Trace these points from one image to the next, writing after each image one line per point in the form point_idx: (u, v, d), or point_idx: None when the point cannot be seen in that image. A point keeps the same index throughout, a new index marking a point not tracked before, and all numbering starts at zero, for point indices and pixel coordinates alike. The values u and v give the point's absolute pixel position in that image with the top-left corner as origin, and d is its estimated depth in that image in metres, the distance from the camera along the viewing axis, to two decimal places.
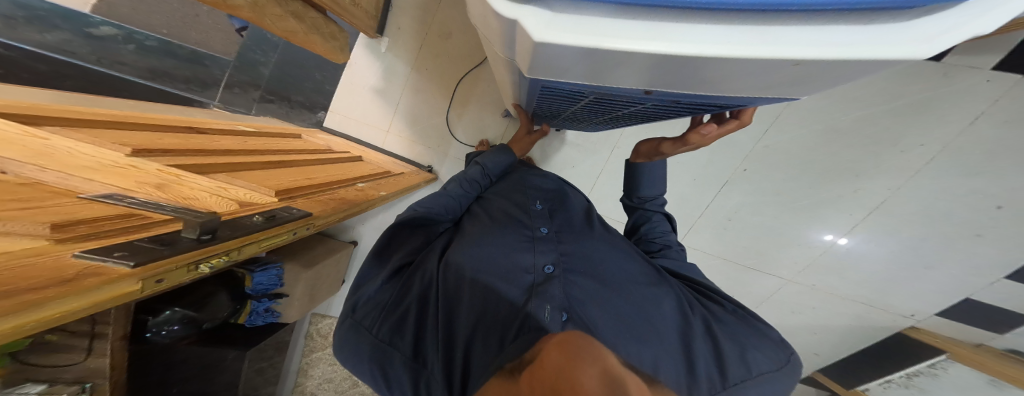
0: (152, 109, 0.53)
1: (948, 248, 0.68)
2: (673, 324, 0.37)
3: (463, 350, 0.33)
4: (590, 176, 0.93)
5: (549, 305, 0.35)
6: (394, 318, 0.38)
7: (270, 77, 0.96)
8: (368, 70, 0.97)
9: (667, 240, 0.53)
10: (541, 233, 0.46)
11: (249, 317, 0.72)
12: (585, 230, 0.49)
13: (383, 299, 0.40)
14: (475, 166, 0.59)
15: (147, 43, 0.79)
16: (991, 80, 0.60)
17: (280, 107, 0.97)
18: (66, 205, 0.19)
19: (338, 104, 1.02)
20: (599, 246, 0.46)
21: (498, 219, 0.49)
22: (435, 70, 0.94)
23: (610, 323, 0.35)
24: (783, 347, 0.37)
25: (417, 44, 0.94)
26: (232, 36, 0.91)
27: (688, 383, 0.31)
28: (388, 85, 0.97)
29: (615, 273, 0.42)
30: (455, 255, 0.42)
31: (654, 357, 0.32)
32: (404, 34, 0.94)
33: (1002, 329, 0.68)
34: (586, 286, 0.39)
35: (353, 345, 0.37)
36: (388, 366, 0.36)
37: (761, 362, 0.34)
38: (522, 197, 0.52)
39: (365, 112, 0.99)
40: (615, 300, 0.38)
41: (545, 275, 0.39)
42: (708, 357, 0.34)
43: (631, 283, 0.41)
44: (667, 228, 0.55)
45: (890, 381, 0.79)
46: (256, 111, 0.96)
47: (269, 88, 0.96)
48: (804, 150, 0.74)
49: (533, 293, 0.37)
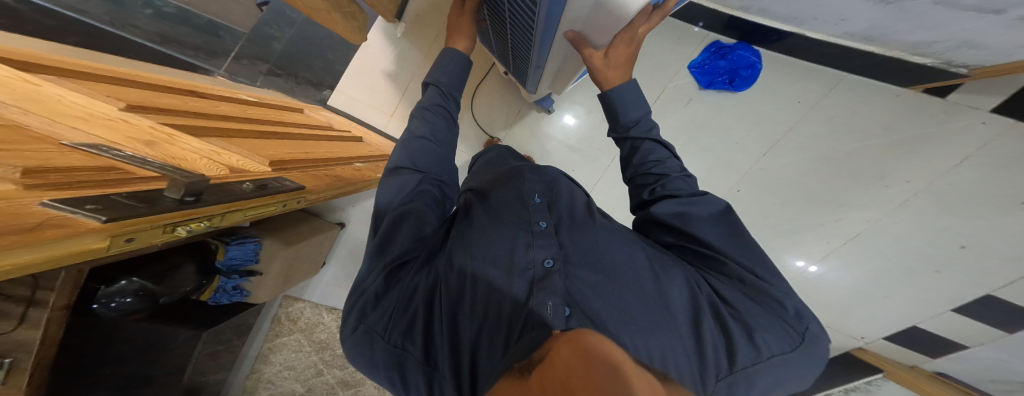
0: (157, 70, 0.53)
1: (908, 280, 0.71)
2: (688, 309, 0.32)
3: (472, 352, 0.31)
4: (589, 181, 0.93)
5: (552, 300, 0.30)
6: (400, 323, 0.34)
7: (281, 53, 0.95)
8: (380, 53, 0.96)
9: (666, 168, 0.41)
10: (539, 227, 0.38)
11: (214, 294, 0.68)
12: (588, 219, 0.40)
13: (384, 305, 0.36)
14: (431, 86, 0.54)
15: (166, 10, 0.79)
16: (986, 122, 0.57)
17: (285, 82, 0.96)
18: (43, 150, 0.17)
19: (346, 84, 0.99)
20: (601, 229, 0.38)
21: (494, 213, 0.42)
22: None
23: (616, 311, 0.31)
24: (799, 315, 0.31)
25: (432, 33, 0.93)
26: (252, 11, 0.92)
27: (704, 371, 0.28)
28: (398, 70, 0.96)
29: (623, 259, 0.35)
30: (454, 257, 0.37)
31: (663, 347, 0.28)
32: (420, 22, 0.93)
33: (936, 354, 0.74)
34: (590, 277, 0.33)
35: (361, 355, 0.34)
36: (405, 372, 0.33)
37: (772, 340, 0.28)
38: (514, 177, 0.46)
39: (372, 95, 0.98)
40: (621, 288, 0.33)
41: (545, 270, 0.34)
42: (718, 340, 0.29)
43: (635, 264, 0.34)
44: (666, 153, 0.43)
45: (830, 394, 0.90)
46: (261, 83, 0.94)
47: (278, 63, 0.94)
48: (795, 177, 0.75)
49: (534, 289, 0.33)
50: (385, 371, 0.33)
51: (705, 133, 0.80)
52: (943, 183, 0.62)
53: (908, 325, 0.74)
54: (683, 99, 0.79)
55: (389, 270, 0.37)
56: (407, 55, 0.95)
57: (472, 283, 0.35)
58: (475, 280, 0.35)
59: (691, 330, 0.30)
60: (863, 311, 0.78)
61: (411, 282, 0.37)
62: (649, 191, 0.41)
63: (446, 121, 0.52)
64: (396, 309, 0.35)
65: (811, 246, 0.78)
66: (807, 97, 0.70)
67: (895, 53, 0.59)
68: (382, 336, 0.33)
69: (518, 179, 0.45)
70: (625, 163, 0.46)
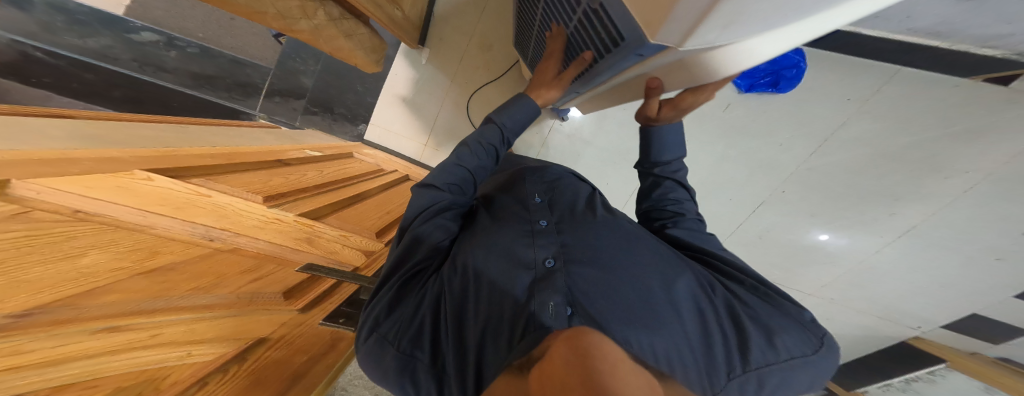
0: (235, 135, 0.60)
1: (963, 268, 0.70)
2: (696, 308, 0.31)
3: (475, 354, 0.30)
4: (623, 193, 0.98)
5: (552, 299, 0.29)
6: (407, 331, 0.34)
7: (314, 89, 1.02)
8: (405, 80, 1.01)
9: (681, 208, 0.46)
10: (541, 227, 0.40)
11: None
12: (587, 217, 0.42)
13: (400, 314, 0.36)
14: (493, 126, 0.51)
15: (188, 49, 0.89)
16: None
17: (322, 119, 1.04)
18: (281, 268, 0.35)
19: (378, 116, 1.05)
20: (602, 227, 0.40)
21: (501, 217, 0.44)
22: (475, 82, 0.98)
23: (612, 308, 0.29)
24: (814, 321, 0.33)
25: (456, 57, 0.98)
26: (271, 43, 0.98)
27: (708, 369, 0.27)
28: (423, 97, 1.01)
29: (624, 257, 0.35)
30: (464, 257, 0.38)
31: (670, 345, 0.26)
32: (445, 46, 0.97)
33: (999, 339, 0.71)
34: (589, 273, 0.32)
35: (371, 363, 0.35)
36: (414, 375, 0.33)
37: (790, 347, 0.29)
38: (522, 190, 0.48)
39: (403, 124, 1.04)
40: (619, 283, 0.31)
41: (547, 269, 0.33)
42: (725, 340, 0.29)
43: (638, 260, 0.35)
44: (686, 195, 0.48)
45: (889, 385, 0.87)
46: (299, 121, 1.03)
47: (314, 99, 1.02)
48: (850, 173, 0.74)
49: (534, 287, 0.31)
50: (394, 378, 0.33)
51: (734, 140, 0.83)
52: (1010, 170, 0.60)
53: (966, 314, 0.73)
54: (721, 105, 0.81)
55: (401, 284, 0.38)
56: (433, 80, 1.00)
57: (475, 283, 0.35)
58: (478, 281, 0.35)
59: (697, 328, 0.29)
60: (920, 298, 0.77)
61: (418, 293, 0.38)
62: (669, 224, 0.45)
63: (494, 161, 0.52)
64: (405, 318, 0.35)
65: (844, 221, 0.78)
66: (857, 94, 0.70)
67: (960, 47, 0.58)
68: (390, 343, 0.34)
69: (525, 192, 0.48)
70: (643, 196, 0.50)
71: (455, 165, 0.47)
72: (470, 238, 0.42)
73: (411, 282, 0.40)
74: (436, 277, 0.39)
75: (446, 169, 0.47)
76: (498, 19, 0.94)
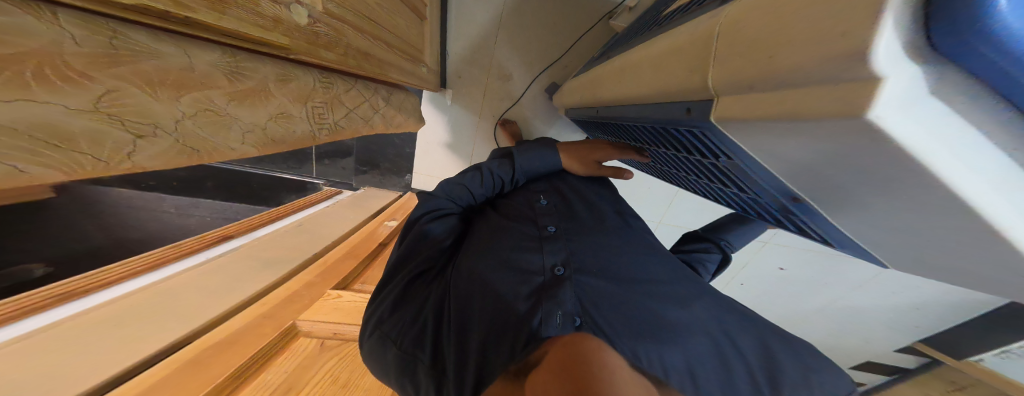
0: (339, 218, 1.08)
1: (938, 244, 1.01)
2: (709, 334, 0.50)
3: (474, 340, 0.49)
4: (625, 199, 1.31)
5: (561, 310, 0.47)
6: (411, 329, 0.57)
7: (359, 149, 1.51)
8: (439, 121, 1.50)
9: (710, 260, 0.76)
10: (546, 233, 0.63)
11: None
12: (588, 234, 0.63)
13: (409, 316, 0.59)
14: (508, 167, 0.77)
15: None
16: None
17: (371, 174, 1.56)
18: None
19: (421, 162, 1.55)
20: (599, 245, 0.61)
21: (506, 225, 0.66)
22: (490, 107, 1.47)
23: (629, 325, 0.47)
24: (805, 345, 0.53)
25: (477, 90, 1.45)
26: None
27: (725, 381, 0.46)
28: (455, 131, 1.51)
29: (627, 274, 0.57)
30: (471, 266, 0.59)
31: (685, 362, 0.45)
32: (463, 82, 1.44)
33: None
34: (600, 289, 0.52)
35: (373, 355, 0.57)
36: (415, 355, 0.54)
37: (818, 381, 0.48)
38: (528, 198, 0.73)
39: (443, 157, 1.55)
40: (639, 308, 0.51)
41: (557, 276, 0.54)
42: (741, 365, 0.48)
43: (662, 292, 0.55)
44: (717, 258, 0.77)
45: (1010, 350, 1.12)
46: (353, 179, 1.55)
47: (359, 158, 1.52)
48: None
49: (541, 292, 0.51)
50: (398, 362, 0.55)
51: None
52: None
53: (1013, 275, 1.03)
54: None
55: (406, 283, 0.63)
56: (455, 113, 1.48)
57: (478, 284, 0.55)
58: (480, 282, 0.56)
59: (716, 355, 0.48)
60: None
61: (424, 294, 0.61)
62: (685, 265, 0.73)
63: (523, 200, 0.73)
64: (411, 320, 0.58)
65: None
66: None
67: None
68: (397, 341, 0.56)
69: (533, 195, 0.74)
70: (688, 244, 0.79)
71: (461, 185, 0.74)
72: (469, 250, 0.63)
73: (411, 282, 0.63)
74: (437, 285, 0.61)
75: (458, 188, 0.74)
76: (502, 55, 1.40)
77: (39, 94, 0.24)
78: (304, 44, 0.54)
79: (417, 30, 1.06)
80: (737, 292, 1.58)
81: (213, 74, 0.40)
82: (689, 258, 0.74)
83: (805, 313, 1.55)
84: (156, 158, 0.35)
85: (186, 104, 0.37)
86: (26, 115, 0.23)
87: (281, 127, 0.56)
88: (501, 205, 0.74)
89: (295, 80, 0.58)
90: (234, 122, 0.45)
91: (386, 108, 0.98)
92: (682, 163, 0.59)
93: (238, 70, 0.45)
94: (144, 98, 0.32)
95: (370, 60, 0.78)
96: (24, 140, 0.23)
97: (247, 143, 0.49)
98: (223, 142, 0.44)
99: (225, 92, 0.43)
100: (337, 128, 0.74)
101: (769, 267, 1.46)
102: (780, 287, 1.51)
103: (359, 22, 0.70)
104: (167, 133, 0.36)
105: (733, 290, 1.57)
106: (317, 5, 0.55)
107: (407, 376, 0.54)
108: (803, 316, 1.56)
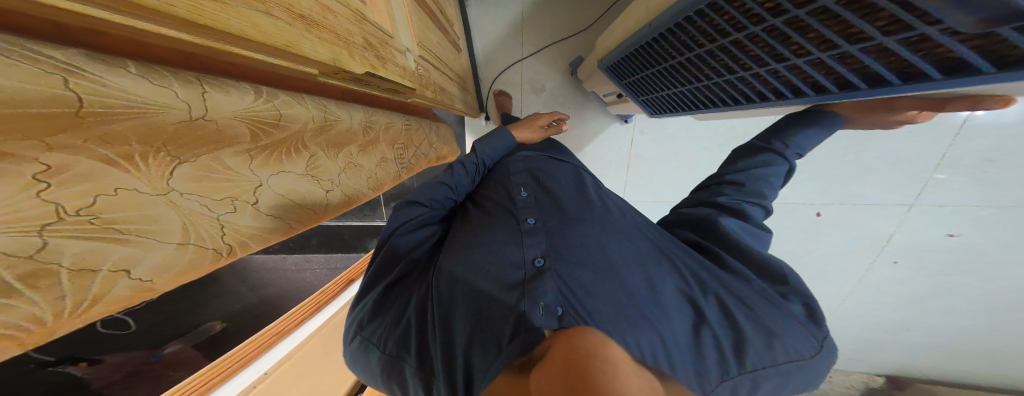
0: None
1: None
2: (689, 319, 0.50)
3: (458, 345, 0.47)
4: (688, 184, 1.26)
5: (544, 303, 0.46)
6: (393, 335, 0.56)
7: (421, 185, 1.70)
8: None
9: (767, 175, 0.66)
10: (528, 224, 0.61)
11: None
12: (567, 218, 0.63)
13: (391, 322, 0.58)
14: (480, 151, 0.79)
15: None
16: None
17: None
18: None
19: None
20: (580, 229, 0.61)
21: (489, 221, 0.64)
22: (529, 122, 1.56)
23: (607, 313, 0.46)
24: (788, 308, 0.55)
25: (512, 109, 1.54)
26: None
27: (699, 355, 0.47)
28: None
29: (608, 260, 0.56)
30: (446, 266, 0.57)
31: (662, 344, 0.44)
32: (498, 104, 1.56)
33: None
34: (580, 276, 0.51)
35: (358, 361, 0.58)
36: (397, 360, 0.54)
37: (795, 351, 0.49)
38: (509, 189, 0.71)
39: None
40: (616, 294, 0.50)
41: (537, 269, 0.52)
42: (724, 340, 0.49)
43: (642, 272, 0.55)
44: (776, 172, 0.66)
45: None
46: None
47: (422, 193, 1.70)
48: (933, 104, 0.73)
49: (525, 285, 0.50)
50: (382, 367, 0.55)
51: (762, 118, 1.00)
52: None
53: None
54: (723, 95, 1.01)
55: (381, 292, 0.61)
56: None
57: (457, 286, 0.53)
58: (457, 283, 0.54)
59: (693, 335, 0.48)
60: None
61: (405, 297, 0.60)
62: (737, 187, 0.66)
63: (502, 190, 0.72)
64: (392, 325, 0.57)
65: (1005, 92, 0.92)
66: None
67: None
68: (381, 349, 0.55)
69: (513, 186, 0.71)
70: (745, 159, 0.68)
71: (439, 183, 0.73)
72: (448, 246, 0.62)
73: (388, 288, 0.62)
74: (416, 287, 0.60)
75: (436, 187, 0.72)
76: (533, 71, 1.48)
77: (285, 166, 0.43)
78: (415, 85, 0.67)
79: (458, 60, 1.21)
80: (896, 274, 1.21)
81: (357, 129, 0.58)
82: (745, 176, 0.65)
83: None
84: (335, 202, 0.55)
85: (340, 157, 0.55)
86: (283, 183, 0.43)
87: (383, 171, 0.71)
88: (478, 197, 0.76)
89: (393, 124, 0.73)
90: (363, 170, 0.62)
91: (436, 143, 1.12)
92: (729, 74, 0.57)
93: (371, 121, 0.64)
94: (325, 159, 0.51)
95: (440, 93, 0.88)
96: (285, 201, 0.44)
97: (370, 186, 0.65)
98: (360, 187, 0.61)
99: (357, 145, 0.59)
100: (411, 166, 0.88)
101: (929, 234, 1.12)
102: (972, 262, 1.11)
103: (430, 62, 0.84)
104: (336, 184, 0.54)
105: (888, 271, 1.22)
106: (415, 52, 0.72)
107: (390, 378, 0.55)
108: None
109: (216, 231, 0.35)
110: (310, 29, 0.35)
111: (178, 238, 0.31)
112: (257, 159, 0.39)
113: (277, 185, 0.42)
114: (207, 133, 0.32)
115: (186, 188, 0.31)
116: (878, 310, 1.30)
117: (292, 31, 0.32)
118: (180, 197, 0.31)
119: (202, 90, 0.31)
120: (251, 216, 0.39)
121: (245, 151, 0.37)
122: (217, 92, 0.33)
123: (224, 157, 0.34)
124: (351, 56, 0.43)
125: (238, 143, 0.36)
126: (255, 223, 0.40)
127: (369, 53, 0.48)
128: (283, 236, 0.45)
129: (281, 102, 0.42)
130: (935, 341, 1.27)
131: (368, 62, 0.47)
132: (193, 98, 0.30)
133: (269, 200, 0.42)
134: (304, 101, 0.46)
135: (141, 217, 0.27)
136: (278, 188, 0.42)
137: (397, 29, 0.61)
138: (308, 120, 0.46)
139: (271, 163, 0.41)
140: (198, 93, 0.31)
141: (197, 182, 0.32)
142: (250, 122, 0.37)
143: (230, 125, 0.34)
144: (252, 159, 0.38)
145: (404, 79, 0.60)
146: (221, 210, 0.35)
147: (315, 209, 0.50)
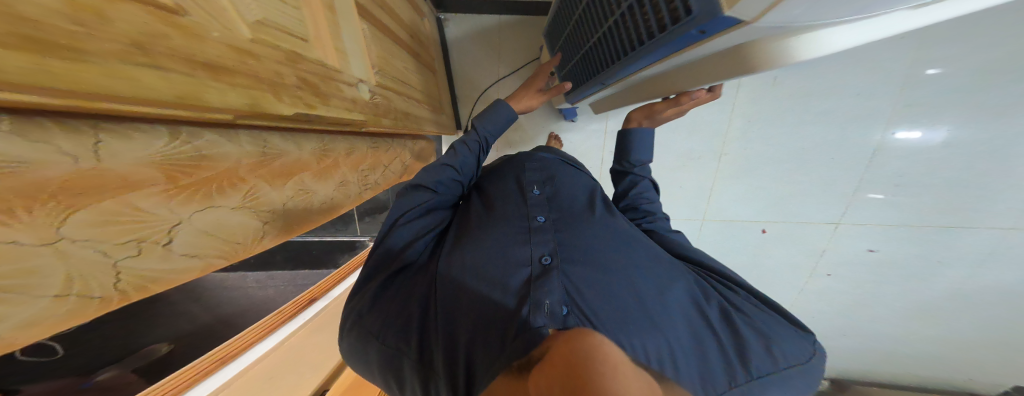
0: None
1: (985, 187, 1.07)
2: (691, 322, 0.51)
3: (464, 336, 0.47)
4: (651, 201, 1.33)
5: (551, 298, 0.47)
6: (395, 323, 0.55)
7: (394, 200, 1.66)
8: None
9: (642, 194, 0.83)
10: (538, 222, 0.63)
11: None
12: (579, 218, 0.66)
13: (393, 312, 0.56)
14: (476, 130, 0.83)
15: None
16: None
17: None
18: None
19: None
20: (591, 230, 0.63)
21: (502, 217, 0.65)
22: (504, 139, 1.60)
23: (610, 314, 0.47)
24: (779, 320, 0.56)
25: None
26: None
27: (701, 364, 0.46)
28: None
29: (617, 262, 0.58)
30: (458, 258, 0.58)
31: (668, 347, 0.44)
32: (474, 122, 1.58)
33: None
34: (585, 274, 0.53)
35: (356, 350, 0.57)
36: (398, 350, 0.53)
37: (789, 356, 0.50)
38: (522, 187, 0.73)
39: None
40: (622, 294, 0.51)
41: (543, 267, 0.53)
42: (727, 344, 0.50)
43: (649, 275, 0.57)
44: (647, 186, 0.84)
45: None
46: None
47: None
48: None
49: (533, 280, 0.51)
50: (382, 355, 0.54)
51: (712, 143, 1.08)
52: None
53: None
54: None
55: (385, 280, 0.61)
56: None
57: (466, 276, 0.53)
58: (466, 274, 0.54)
59: (694, 337, 0.49)
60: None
61: (410, 287, 0.60)
62: (633, 212, 0.80)
63: (512, 187, 0.73)
64: (394, 314, 0.56)
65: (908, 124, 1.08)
66: None
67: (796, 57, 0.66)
68: (381, 339, 0.54)
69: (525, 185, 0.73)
70: (618, 187, 0.86)
71: (443, 165, 0.75)
72: (461, 239, 0.63)
73: (391, 277, 0.61)
74: (424, 276, 0.60)
75: (440, 169, 0.74)
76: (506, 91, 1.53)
77: (214, 201, 0.38)
78: (369, 116, 0.69)
79: (430, 81, 1.23)
80: (830, 285, 1.33)
81: (307, 159, 0.57)
82: (631, 201, 0.81)
83: (937, 299, 1.23)
84: (274, 232, 0.51)
85: (288, 187, 0.53)
86: (208, 218, 0.38)
87: (340, 194, 0.70)
88: (488, 189, 0.77)
89: (355, 149, 0.73)
90: (315, 195, 0.61)
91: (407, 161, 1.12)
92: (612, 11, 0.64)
93: (325, 150, 0.63)
94: (268, 189, 0.48)
95: (404, 118, 0.90)
96: (207, 239, 0.38)
97: (322, 211, 0.64)
98: (309, 214, 0.60)
99: (311, 173, 0.59)
100: (377, 185, 0.89)
101: (853, 249, 1.26)
102: (889, 273, 1.25)
103: (393, 87, 0.86)
104: (279, 215, 0.52)
105: (824, 283, 1.34)
106: (373, 82, 0.74)
107: (390, 367, 0.54)
108: (933, 305, 1.24)
109: (109, 278, 0.29)
110: (221, 79, 0.32)
111: (58, 288, 0.24)
112: (176, 199, 0.34)
113: (201, 220, 0.37)
114: (108, 181, 0.27)
115: (81, 235, 0.26)
116: (819, 318, 1.40)
117: (194, 82, 0.29)
118: (72, 246, 0.25)
119: (96, 139, 0.26)
120: (162, 259, 0.33)
121: (161, 192, 0.32)
122: (118, 140, 0.28)
123: (132, 201, 0.29)
124: (279, 99, 0.42)
125: (151, 186, 0.31)
126: (166, 266, 0.34)
127: (304, 92, 0.48)
128: (199, 274, 0.38)
129: (205, 141, 0.37)
130: (870, 347, 1.38)
131: (302, 102, 0.47)
132: (80, 148, 0.25)
133: (188, 239, 0.36)
134: (239, 137, 0.43)
135: (19, 270, 0.21)
136: (200, 224, 0.37)
137: (348, 62, 0.63)
138: (244, 156, 0.44)
139: (195, 200, 0.36)
140: (91, 144, 0.26)
141: (98, 227, 0.27)
142: (163, 165, 0.32)
143: (137, 172, 0.30)
144: (170, 199, 0.33)
145: (352, 112, 0.62)
146: (120, 255, 0.29)
147: (247, 241, 0.45)
